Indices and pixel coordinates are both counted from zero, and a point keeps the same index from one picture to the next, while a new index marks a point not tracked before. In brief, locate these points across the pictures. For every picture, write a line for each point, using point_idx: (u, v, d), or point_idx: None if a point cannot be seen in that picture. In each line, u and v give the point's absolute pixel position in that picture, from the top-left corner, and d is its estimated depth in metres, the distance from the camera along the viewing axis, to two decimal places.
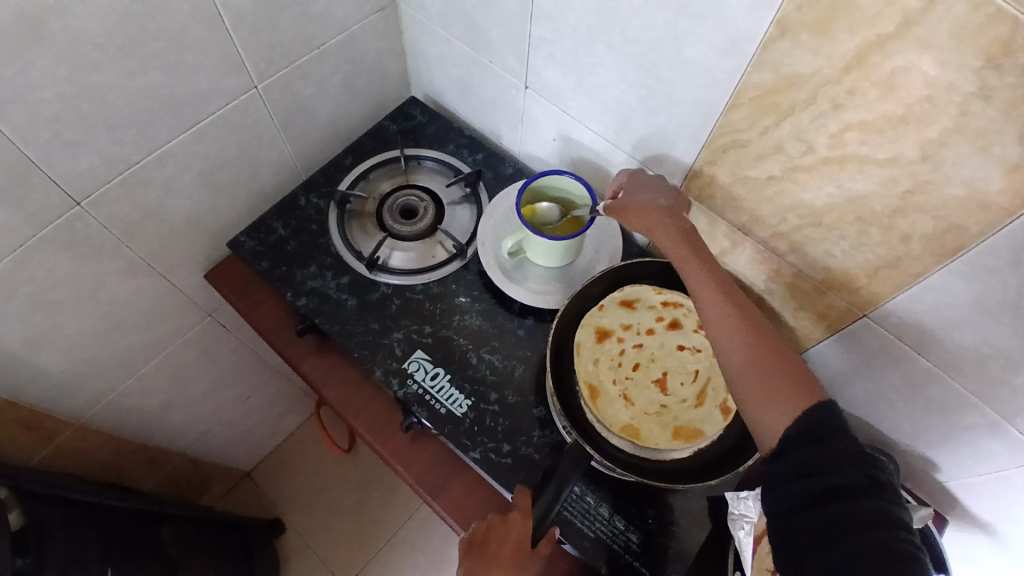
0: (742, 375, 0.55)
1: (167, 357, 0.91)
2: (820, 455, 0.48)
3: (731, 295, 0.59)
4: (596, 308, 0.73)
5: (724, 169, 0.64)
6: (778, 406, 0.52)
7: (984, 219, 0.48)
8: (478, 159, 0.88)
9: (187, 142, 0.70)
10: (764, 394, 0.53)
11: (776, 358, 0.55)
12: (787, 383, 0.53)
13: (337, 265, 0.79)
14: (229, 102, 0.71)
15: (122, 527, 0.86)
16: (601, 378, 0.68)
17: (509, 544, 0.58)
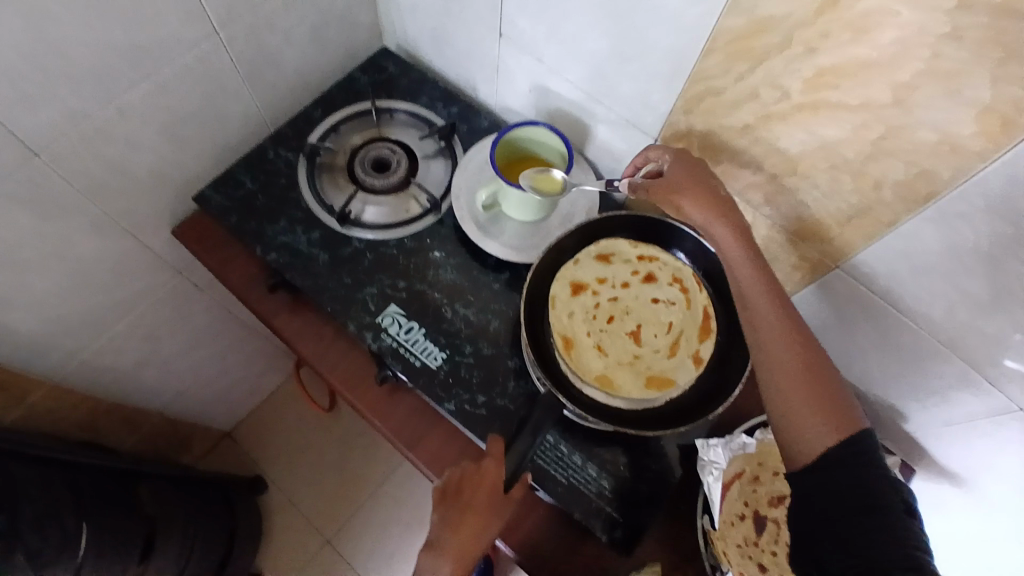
0: (784, 376, 0.53)
1: (138, 316, 0.89)
2: (855, 469, 0.47)
3: (783, 298, 0.56)
4: (571, 261, 0.73)
5: (699, 118, 0.63)
6: (818, 415, 0.50)
7: (955, 165, 0.48)
8: (453, 111, 0.86)
9: (148, 92, 0.67)
10: (807, 399, 0.51)
11: (821, 370, 0.53)
12: (829, 396, 0.51)
13: (308, 219, 0.77)
14: (190, 50, 0.67)
15: (100, 485, 0.86)
16: (576, 330, 0.69)
17: (483, 490, 0.59)
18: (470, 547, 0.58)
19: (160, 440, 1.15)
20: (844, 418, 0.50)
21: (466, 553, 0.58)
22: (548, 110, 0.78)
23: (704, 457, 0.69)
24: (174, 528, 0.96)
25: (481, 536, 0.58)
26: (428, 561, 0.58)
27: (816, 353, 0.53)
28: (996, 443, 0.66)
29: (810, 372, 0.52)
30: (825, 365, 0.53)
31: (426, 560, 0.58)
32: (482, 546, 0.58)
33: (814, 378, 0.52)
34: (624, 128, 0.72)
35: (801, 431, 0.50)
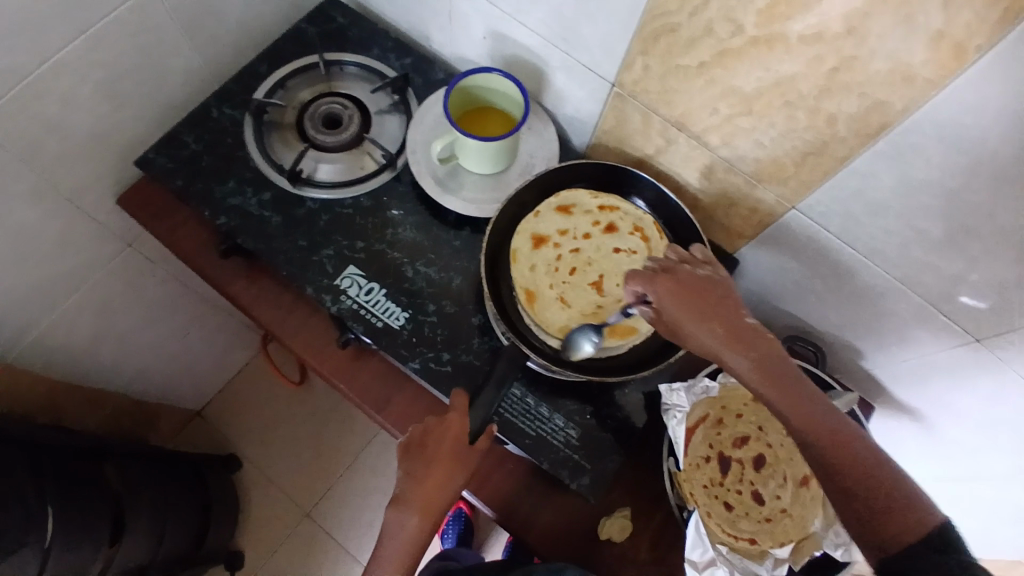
0: (848, 510, 0.45)
1: (90, 290, 0.85)
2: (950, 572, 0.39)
3: (813, 406, 0.47)
4: (531, 214, 0.72)
5: (656, 60, 0.60)
6: (890, 544, 0.42)
7: (908, 94, 0.48)
8: (406, 63, 0.82)
9: (80, 48, 0.62)
10: (866, 530, 0.43)
11: (876, 478, 0.44)
12: (896, 513, 0.43)
13: (258, 180, 0.74)
14: (124, 2, 0.63)
15: (65, 464, 0.83)
16: (538, 283, 0.69)
17: (447, 443, 0.60)
18: (432, 503, 0.59)
19: (127, 420, 1.12)
20: (915, 530, 0.41)
21: (429, 509, 0.58)
22: (505, 58, 0.75)
23: (668, 401, 0.70)
24: (144, 505, 0.95)
25: (446, 488, 0.59)
26: (395, 517, 0.59)
27: (867, 461, 0.45)
28: (951, 377, 0.68)
29: (862, 492, 0.44)
30: (881, 463, 0.45)
31: (392, 516, 0.59)
32: (444, 499, 0.59)
33: (870, 496, 0.44)
34: (584, 75, 0.69)
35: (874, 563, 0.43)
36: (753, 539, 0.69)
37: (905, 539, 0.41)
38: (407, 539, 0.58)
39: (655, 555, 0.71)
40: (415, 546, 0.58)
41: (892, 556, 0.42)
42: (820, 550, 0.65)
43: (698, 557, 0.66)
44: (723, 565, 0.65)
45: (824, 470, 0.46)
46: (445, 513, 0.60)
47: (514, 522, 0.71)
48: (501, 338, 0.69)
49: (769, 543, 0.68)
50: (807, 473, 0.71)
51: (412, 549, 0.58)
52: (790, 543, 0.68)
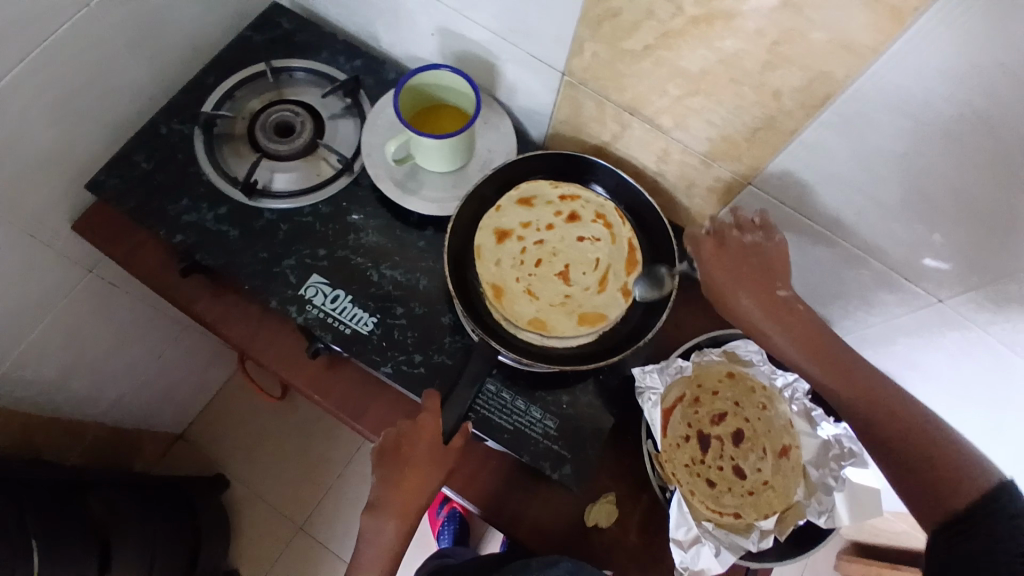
0: (899, 466, 0.53)
1: (55, 322, 0.83)
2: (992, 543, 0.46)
3: (848, 369, 0.56)
4: (492, 209, 0.72)
5: (601, 44, 0.60)
6: (932, 501, 0.50)
7: (850, 64, 0.48)
8: (357, 66, 0.81)
9: (19, 75, 0.60)
10: (913, 488, 0.52)
11: (917, 442, 0.52)
12: (944, 476, 0.50)
13: (212, 195, 0.73)
14: (62, 25, 0.61)
15: (45, 498, 0.81)
16: (505, 278, 0.69)
17: (422, 444, 0.60)
18: (407, 505, 0.59)
19: (108, 449, 1.10)
20: (969, 492, 0.49)
21: (405, 512, 0.59)
22: (455, 53, 0.74)
23: (642, 384, 0.70)
24: (131, 532, 0.93)
25: (421, 489, 0.59)
26: (372, 521, 0.59)
27: (913, 428, 0.53)
28: (916, 338, 0.69)
29: (906, 453, 0.52)
30: (916, 425, 0.53)
31: (369, 521, 0.60)
32: (421, 500, 0.60)
33: (921, 458, 0.52)
34: (534, 66, 0.68)
35: (923, 519, 0.51)
36: (737, 512, 0.70)
37: (958, 498, 0.49)
38: (385, 541, 0.59)
39: (644, 539, 0.71)
40: (394, 549, 0.59)
41: (940, 517, 0.50)
42: (804, 518, 0.68)
43: (683, 536, 0.66)
44: (708, 541, 0.65)
45: (877, 428, 0.54)
46: (421, 514, 0.60)
47: (500, 518, 0.71)
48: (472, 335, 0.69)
49: (753, 516, 0.69)
50: (785, 444, 0.73)
51: (390, 552, 0.59)
52: (773, 514, 0.70)
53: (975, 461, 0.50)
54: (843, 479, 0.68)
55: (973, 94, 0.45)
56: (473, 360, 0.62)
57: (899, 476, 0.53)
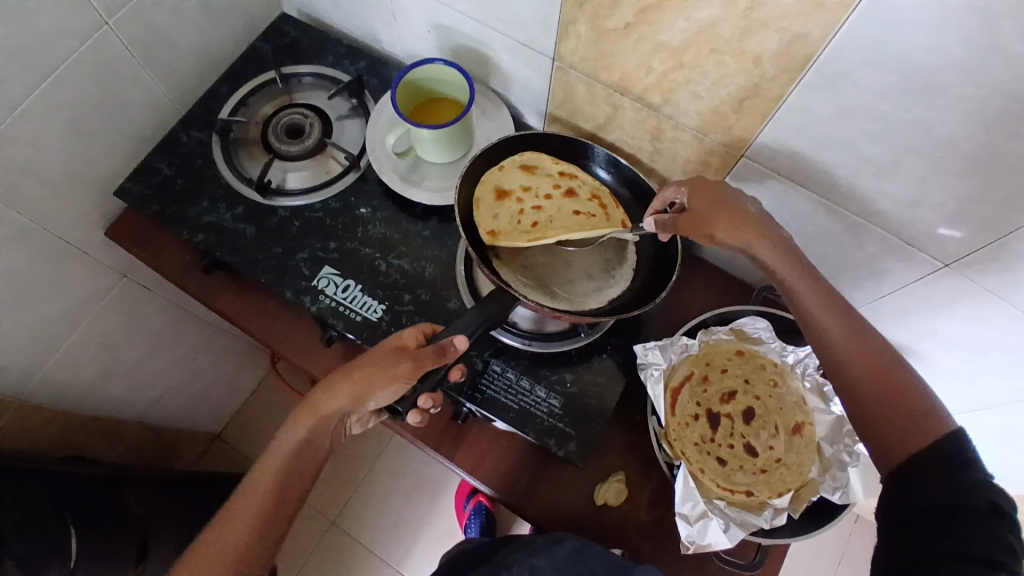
0: (857, 399, 0.51)
1: (91, 324, 0.88)
2: (946, 485, 0.43)
3: (830, 299, 0.55)
4: (496, 168, 0.75)
5: (586, 26, 0.61)
6: (891, 444, 0.48)
7: (822, 21, 0.48)
8: (361, 67, 0.86)
9: (48, 91, 0.66)
10: (871, 427, 0.49)
11: (880, 377, 0.50)
12: (907, 414, 0.48)
13: (230, 195, 0.77)
14: (84, 42, 0.67)
15: (85, 495, 0.86)
16: (502, 226, 0.71)
17: (380, 348, 0.60)
18: (317, 408, 0.59)
19: (149, 449, 1.16)
20: (929, 433, 0.46)
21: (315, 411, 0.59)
22: (452, 48, 0.77)
23: (644, 360, 0.72)
24: (167, 527, 0.98)
25: (335, 397, 0.59)
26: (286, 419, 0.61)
27: (878, 362, 0.51)
28: (927, 305, 0.67)
29: (866, 393, 0.50)
30: (880, 359, 0.51)
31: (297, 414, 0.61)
32: (334, 410, 0.59)
33: (882, 391, 0.49)
34: (525, 54, 0.70)
35: (880, 461, 0.49)
36: (750, 491, 0.68)
37: (915, 440, 0.47)
38: (287, 441, 0.59)
39: (655, 515, 0.71)
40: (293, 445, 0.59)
41: (896, 458, 0.47)
42: (817, 494, 0.67)
43: (690, 511, 0.66)
44: (716, 517, 0.65)
45: (839, 362, 0.52)
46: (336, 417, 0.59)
47: (514, 497, 0.72)
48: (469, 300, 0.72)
49: (766, 494, 0.68)
50: (798, 420, 0.72)
51: (287, 444, 0.59)
52: (787, 492, 0.68)
53: (933, 405, 0.48)
54: (857, 455, 0.67)
55: (951, 41, 0.45)
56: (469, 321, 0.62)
57: (860, 412, 0.51)
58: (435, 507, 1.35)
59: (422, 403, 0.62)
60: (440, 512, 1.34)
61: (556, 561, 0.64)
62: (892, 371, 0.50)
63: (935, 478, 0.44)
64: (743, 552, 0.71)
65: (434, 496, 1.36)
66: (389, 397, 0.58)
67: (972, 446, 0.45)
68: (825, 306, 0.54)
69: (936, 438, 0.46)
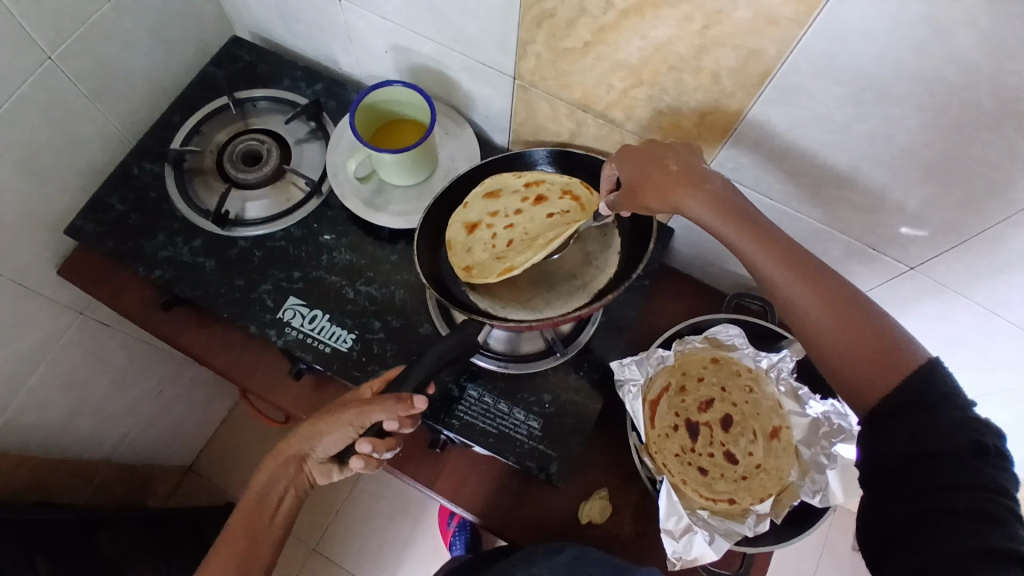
0: (820, 348, 0.49)
1: (51, 367, 0.84)
2: (926, 427, 0.43)
3: (775, 245, 0.51)
4: (461, 206, 0.74)
5: (543, 45, 0.61)
6: (862, 389, 0.46)
7: (777, 37, 0.49)
8: (318, 89, 0.83)
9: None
10: (842, 372, 0.48)
11: (839, 317, 0.48)
12: (874, 352, 0.46)
13: (187, 228, 0.75)
14: (24, 78, 0.63)
15: (57, 542, 0.83)
16: (477, 260, 0.70)
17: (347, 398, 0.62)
18: (279, 451, 0.64)
19: (121, 488, 1.12)
20: (900, 369, 0.45)
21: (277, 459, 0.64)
22: (410, 69, 0.76)
23: (621, 377, 0.71)
24: (146, 565, 0.95)
25: (296, 440, 0.62)
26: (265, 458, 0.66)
27: (835, 301, 0.48)
28: (894, 306, 0.68)
29: (829, 340, 0.48)
30: (836, 301, 0.48)
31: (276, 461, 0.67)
32: (297, 451, 0.62)
33: (846, 332, 0.47)
34: (485, 72, 0.69)
35: (855, 406, 0.48)
36: (732, 498, 0.69)
37: (886, 381, 0.45)
38: (262, 480, 0.65)
39: (640, 529, 0.71)
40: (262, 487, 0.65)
41: (869, 403, 0.46)
42: (798, 498, 0.67)
43: (674, 526, 0.65)
44: (700, 529, 0.64)
45: (797, 312, 0.50)
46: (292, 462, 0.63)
47: (497, 521, 0.71)
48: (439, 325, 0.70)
49: (748, 500, 0.68)
50: (774, 425, 0.72)
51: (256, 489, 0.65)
52: (769, 497, 0.68)
53: (899, 339, 0.46)
54: (835, 457, 0.67)
55: (906, 52, 0.45)
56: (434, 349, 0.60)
57: (828, 361, 0.49)
58: (419, 527, 1.32)
59: (361, 449, 0.56)
60: (426, 531, 1.32)
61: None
62: (850, 307, 0.48)
63: (913, 421, 0.44)
64: (728, 563, 0.71)
65: (418, 515, 1.33)
66: (335, 441, 0.60)
67: (946, 375, 0.44)
68: (775, 251, 0.51)
69: (906, 376, 0.44)
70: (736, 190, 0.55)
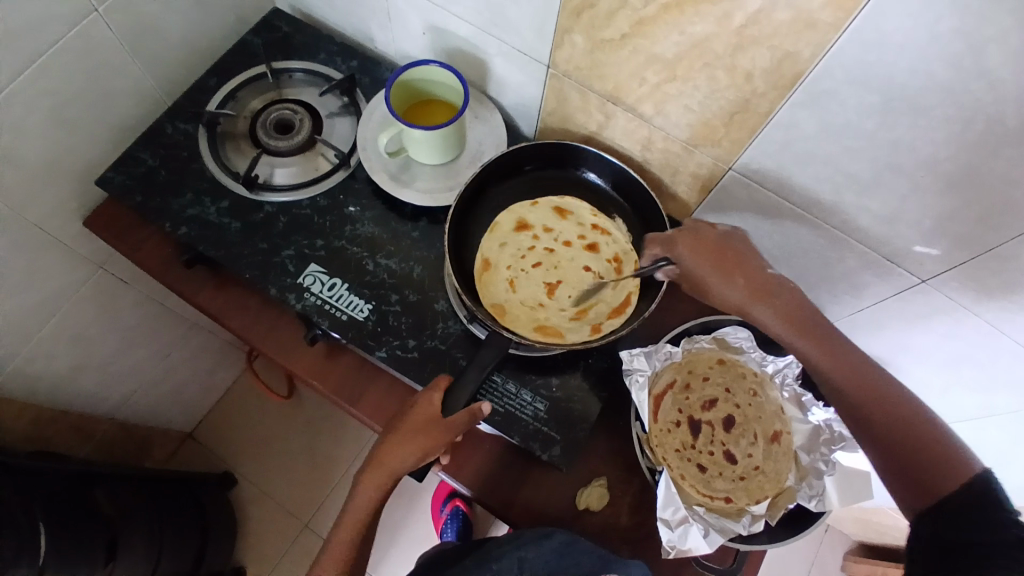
0: (880, 450, 0.53)
1: (65, 316, 0.86)
2: (974, 519, 0.46)
3: (833, 345, 0.57)
4: (529, 202, 0.77)
5: (581, 36, 0.62)
6: (921, 486, 0.50)
7: (813, 40, 0.50)
8: (353, 66, 0.85)
9: (32, 77, 0.64)
10: (898, 477, 0.52)
11: (904, 429, 0.52)
12: (932, 463, 0.50)
13: (215, 188, 0.76)
14: (73, 28, 0.65)
15: (60, 491, 0.84)
16: (500, 259, 0.74)
17: (425, 416, 0.62)
18: (383, 465, 0.62)
19: (119, 447, 1.13)
20: (956, 480, 0.48)
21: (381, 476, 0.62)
22: (446, 51, 0.77)
23: (629, 367, 0.72)
24: (140, 525, 0.95)
25: (398, 454, 0.62)
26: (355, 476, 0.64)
27: (897, 418, 0.53)
28: (903, 321, 0.70)
29: (888, 436, 0.53)
30: (892, 407, 0.54)
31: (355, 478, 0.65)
32: (398, 467, 0.62)
33: (916, 444, 0.51)
34: (519, 59, 0.71)
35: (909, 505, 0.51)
36: (728, 497, 0.69)
37: (949, 482, 0.49)
38: (361, 497, 0.63)
39: (636, 520, 0.72)
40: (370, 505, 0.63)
41: (927, 501, 0.49)
42: (794, 501, 0.68)
43: (671, 516, 0.66)
44: (696, 522, 0.65)
45: (860, 415, 0.55)
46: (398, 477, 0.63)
47: (495, 500, 0.72)
48: (467, 321, 0.71)
49: (745, 500, 0.69)
50: (775, 429, 0.72)
51: (366, 507, 0.63)
52: (765, 499, 0.69)
53: (956, 445, 0.50)
54: (833, 464, 0.68)
55: (938, 63, 0.46)
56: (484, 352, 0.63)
57: (887, 462, 0.53)
58: (410, 514, 1.33)
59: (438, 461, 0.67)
60: (417, 517, 1.32)
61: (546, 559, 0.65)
62: (915, 424, 0.52)
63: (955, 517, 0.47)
64: (722, 557, 0.72)
65: (412, 500, 1.34)
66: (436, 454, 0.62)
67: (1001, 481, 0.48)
68: (832, 353, 0.57)
69: (963, 480, 0.48)
70: (806, 299, 0.60)
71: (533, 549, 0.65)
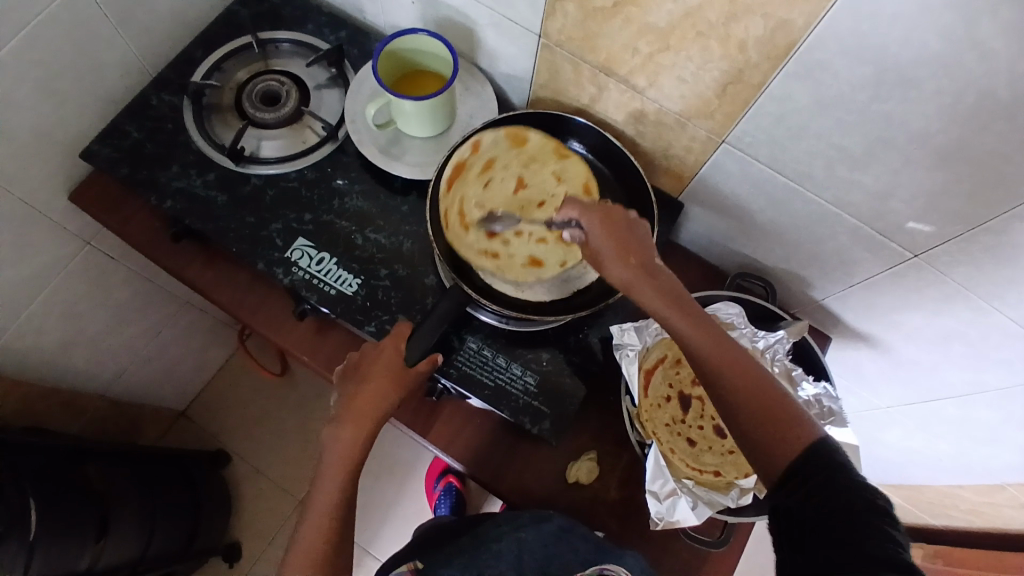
0: (738, 427, 0.49)
1: (54, 292, 0.85)
2: (825, 488, 0.43)
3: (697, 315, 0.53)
4: None
5: (573, 5, 0.61)
6: (769, 451, 0.47)
7: (807, 9, 0.49)
8: (342, 37, 0.84)
9: (16, 49, 0.62)
10: (750, 449, 0.48)
11: (761, 408, 0.48)
12: (776, 429, 0.46)
13: (202, 162, 0.75)
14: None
15: (52, 467, 0.84)
16: (559, 168, 0.72)
17: (384, 358, 0.61)
18: (364, 410, 0.58)
19: (110, 425, 1.13)
20: (796, 443, 0.46)
21: (362, 420, 0.58)
22: (436, 21, 0.75)
23: (620, 341, 0.72)
24: (130, 500, 0.95)
25: (379, 400, 0.59)
26: (331, 432, 0.58)
27: (745, 377, 0.49)
28: (895, 296, 0.69)
29: (743, 410, 0.48)
30: (754, 377, 0.49)
31: (325, 433, 0.58)
32: (382, 412, 0.59)
33: (751, 410, 0.48)
34: (510, 29, 0.69)
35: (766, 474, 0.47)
36: (718, 471, 0.69)
37: (793, 445, 0.46)
38: (345, 448, 0.58)
39: (626, 494, 0.72)
40: (353, 455, 0.57)
41: (778, 468, 0.46)
42: None
43: (660, 488, 0.66)
44: (684, 495, 0.65)
45: (718, 390, 0.50)
46: (381, 425, 0.60)
47: (485, 474, 0.73)
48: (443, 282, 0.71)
49: (733, 474, 0.68)
50: None
51: (348, 458, 0.57)
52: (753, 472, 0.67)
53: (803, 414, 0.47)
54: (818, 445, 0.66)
55: (931, 37, 0.45)
56: (443, 304, 0.65)
57: (744, 437, 0.48)
58: (404, 491, 1.34)
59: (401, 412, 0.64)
60: (410, 495, 1.33)
61: (544, 536, 0.65)
62: (759, 384, 0.48)
63: (813, 480, 0.44)
64: (710, 530, 0.73)
65: (405, 479, 1.34)
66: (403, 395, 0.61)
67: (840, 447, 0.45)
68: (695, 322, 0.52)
69: (800, 446, 0.45)
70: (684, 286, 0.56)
71: (532, 532, 0.66)
